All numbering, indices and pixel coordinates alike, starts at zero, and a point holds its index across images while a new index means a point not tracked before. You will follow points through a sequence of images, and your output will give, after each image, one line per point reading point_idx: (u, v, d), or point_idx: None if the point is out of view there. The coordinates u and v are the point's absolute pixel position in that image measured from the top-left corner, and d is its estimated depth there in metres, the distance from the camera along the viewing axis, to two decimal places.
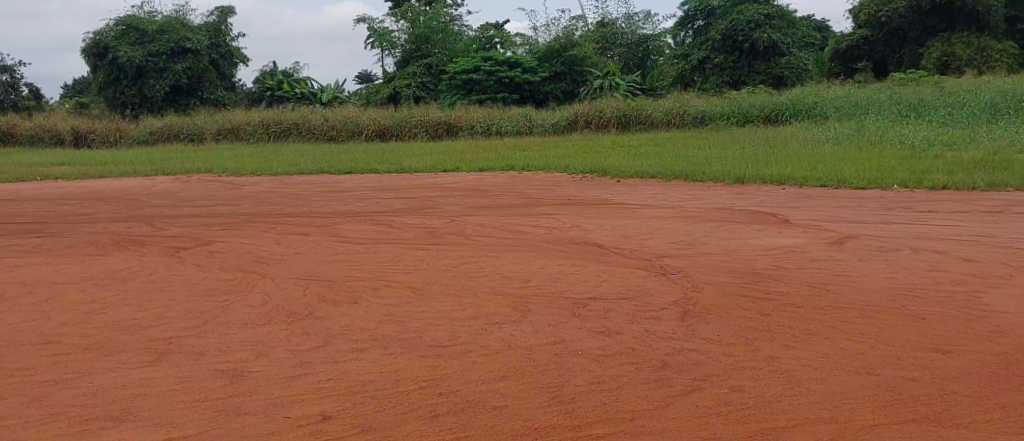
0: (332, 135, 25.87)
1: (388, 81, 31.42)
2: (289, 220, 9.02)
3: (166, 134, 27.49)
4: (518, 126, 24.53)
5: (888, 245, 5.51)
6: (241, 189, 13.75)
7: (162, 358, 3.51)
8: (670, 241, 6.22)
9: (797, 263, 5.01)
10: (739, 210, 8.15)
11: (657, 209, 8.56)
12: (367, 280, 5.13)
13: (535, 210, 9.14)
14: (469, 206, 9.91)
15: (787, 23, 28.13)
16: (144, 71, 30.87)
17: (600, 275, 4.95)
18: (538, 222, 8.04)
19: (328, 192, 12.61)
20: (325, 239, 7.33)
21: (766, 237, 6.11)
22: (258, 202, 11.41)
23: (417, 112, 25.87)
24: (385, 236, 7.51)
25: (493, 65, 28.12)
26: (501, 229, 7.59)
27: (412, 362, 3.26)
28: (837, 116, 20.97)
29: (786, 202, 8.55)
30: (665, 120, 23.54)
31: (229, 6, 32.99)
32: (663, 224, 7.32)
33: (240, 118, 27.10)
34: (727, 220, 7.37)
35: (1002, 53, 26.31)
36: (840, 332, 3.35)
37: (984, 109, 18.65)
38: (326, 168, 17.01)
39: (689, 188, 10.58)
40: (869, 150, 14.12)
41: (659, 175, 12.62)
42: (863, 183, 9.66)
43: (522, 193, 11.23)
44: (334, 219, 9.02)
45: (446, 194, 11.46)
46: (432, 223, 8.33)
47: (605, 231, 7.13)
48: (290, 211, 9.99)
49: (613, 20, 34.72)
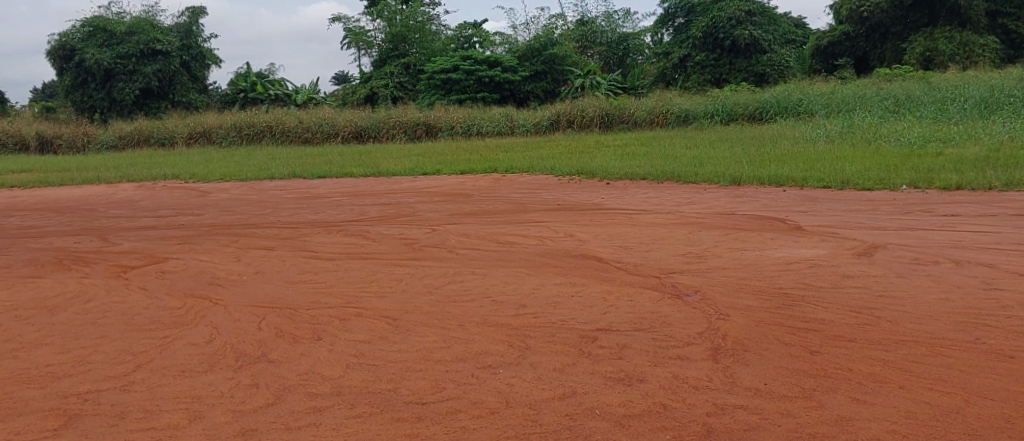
0: (307, 138, 25.06)
1: (364, 82, 30.66)
2: (254, 232, 8.27)
3: (136, 139, 26.50)
4: (499, 126, 23.91)
5: (925, 257, 4.90)
6: (207, 196, 12.94)
7: (71, 423, 2.81)
8: (677, 253, 5.58)
9: (830, 281, 4.38)
10: (744, 214, 7.54)
11: (655, 215, 7.94)
12: (337, 308, 4.42)
13: (523, 218, 8.49)
14: (451, 213, 9.21)
15: (768, 20, 27.79)
16: (113, 73, 29.83)
17: (606, 298, 4.28)
18: (528, 231, 7.37)
19: (300, 199, 11.85)
20: (292, 255, 6.61)
21: (784, 248, 5.49)
22: (222, 212, 10.63)
23: (396, 113, 25.16)
24: (358, 250, 6.79)
25: (472, 65, 27.44)
26: (487, 241, 6.91)
27: (385, 430, 2.59)
28: (824, 113, 20.56)
29: (793, 206, 7.95)
30: (648, 118, 23.07)
31: (200, 7, 32.08)
32: (665, 233, 6.70)
33: (212, 121, 26.23)
34: (735, 227, 6.75)
35: (985, 48, 26.08)
36: (915, 379, 2.74)
37: (975, 105, 18.28)
38: (299, 173, 16.24)
39: (686, 191, 9.96)
40: (865, 148, 13.63)
41: (650, 176, 12.02)
42: (870, 183, 9.11)
43: (507, 198, 10.56)
44: (304, 229, 8.30)
45: (426, 200, 10.76)
46: (411, 234, 7.63)
47: (602, 241, 6.49)
48: (257, 222, 9.23)
49: (592, 18, 34.27)
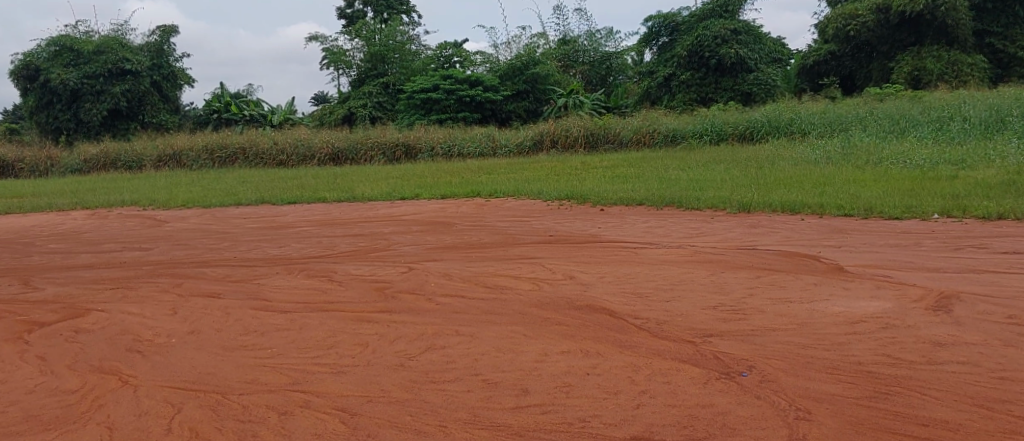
0: (281, 160, 23.93)
1: (342, 101, 29.65)
2: (202, 274, 7.18)
3: (102, 162, 25.27)
4: (481, 147, 22.98)
5: (1022, 315, 3.95)
6: (163, 227, 11.81)
7: None
8: (704, 304, 4.60)
9: (921, 351, 3.41)
10: (768, 250, 6.58)
11: (664, 250, 6.98)
12: (281, 397, 3.40)
13: (512, 252, 7.48)
14: (430, 247, 8.18)
15: (754, 38, 27.01)
16: (79, 94, 28.56)
17: (634, 379, 3.28)
18: (520, 271, 6.38)
19: (265, 229, 10.76)
20: (240, 306, 5.54)
21: (836, 300, 4.51)
22: (174, 245, 9.52)
23: (374, 132, 24.13)
24: (320, 298, 5.72)
25: (453, 84, 26.49)
26: (474, 284, 5.89)
27: None
28: (817, 134, 19.83)
29: (820, 239, 7.02)
30: (635, 139, 22.18)
31: (171, 25, 30.91)
32: (682, 275, 5.72)
33: (181, 142, 24.98)
34: (763, 267, 5.79)
35: (973, 67, 25.58)
36: None
37: (976, 125, 17.65)
38: (268, 198, 15.12)
39: (691, 220, 9.01)
40: (872, 170, 12.85)
41: (647, 202, 11.09)
42: (897, 211, 8.23)
43: (493, 227, 9.55)
44: (260, 269, 7.23)
45: (402, 230, 9.72)
46: (384, 275, 6.59)
47: (609, 286, 5.49)
48: (209, 259, 8.15)
49: (574, 37, 33.60)
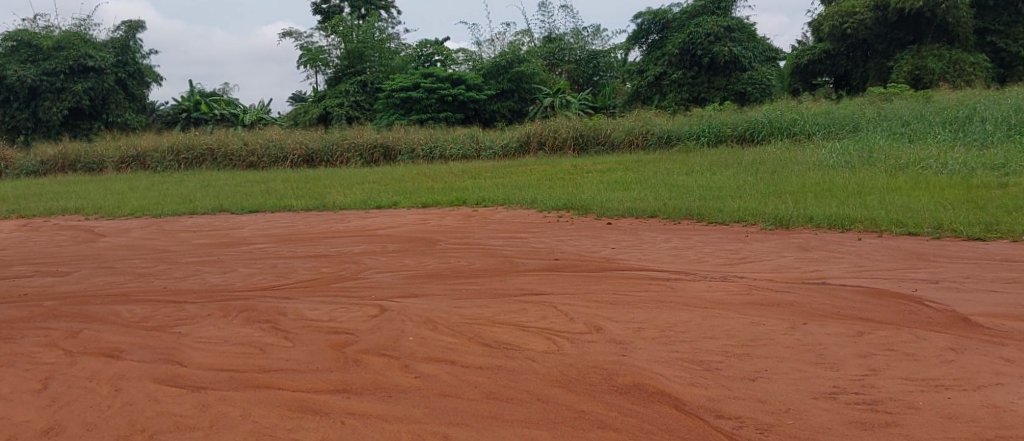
0: (252, 162, 22.17)
1: (317, 100, 27.97)
2: (112, 317, 5.54)
3: (60, 164, 23.41)
4: (464, 148, 21.40)
5: None
6: (97, 242, 10.10)
7: None
8: (812, 393, 3.11)
9: None
10: (848, 288, 5.06)
11: (709, 285, 5.45)
12: None
13: (513, 285, 5.92)
14: (408, 275, 6.60)
15: (748, 35, 25.54)
16: (38, 92, 26.51)
17: None
18: (526, 318, 4.82)
19: (214, 247, 9.09)
20: (139, 378, 3.95)
21: (1012, 385, 3.06)
22: (98, 269, 7.82)
23: (351, 133, 22.51)
24: (254, 362, 4.16)
25: (434, 82, 24.92)
26: (467, 340, 4.34)
27: None
28: (823, 136, 18.49)
29: (904, 269, 5.54)
30: (626, 140, 20.71)
31: (138, 20, 28.86)
32: (752, 328, 4.21)
33: (146, 143, 23.16)
34: (858, 317, 4.28)
35: (975, 66, 24.33)
36: None
37: (999, 127, 16.34)
38: (227, 206, 13.46)
39: (722, 239, 7.49)
40: (904, 176, 11.51)
41: (661, 213, 9.65)
42: (976, 230, 6.86)
43: (483, 247, 7.98)
44: (189, 311, 5.63)
45: (375, 250, 8.14)
46: (347, 320, 5.03)
47: (654, 345, 3.97)
48: (131, 292, 6.49)
49: (559, 35, 32.16)
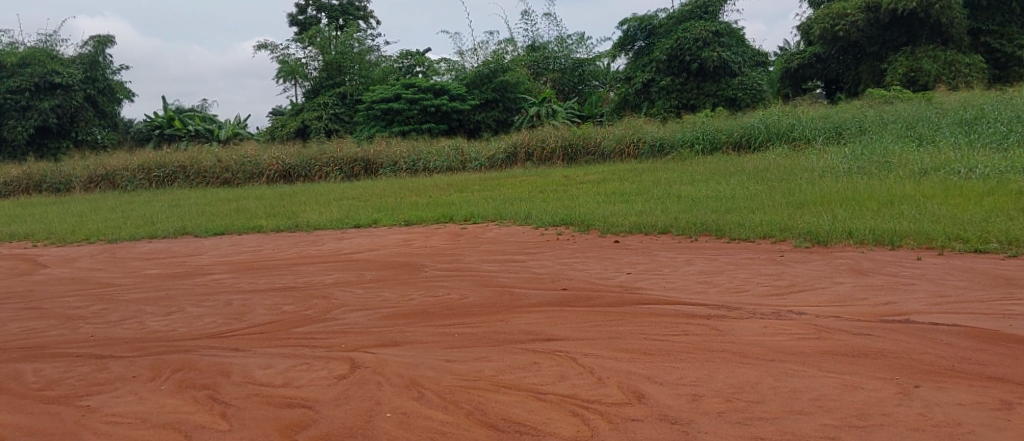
0: (226, 179, 20.96)
1: (294, 113, 26.75)
2: (9, 381, 4.36)
3: (24, 185, 22.06)
4: (448, 160, 20.31)
5: None
6: (37, 274, 8.86)
7: None
8: None
9: None
10: (945, 328, 4.00)
11: (765, 325, 4.34)
12: None
13: (517, 328, 4.80)
14: (388, 314, 5.46)
15: (738, 39, 24.58)
16: (3, 110, 25.11)
17: None
18: (540, 378, 3.71)
19: (165, 278, 7.89)
20: None
21: None
22: (22, 311, 6.61)
23: (330, 147, 21.34)
24: None
25: (416, 93, 23.78)
26: (465, 418, 3.23)
27: None
28: (825, 141, 17.53)
29: (1000, 301, 4.50)
30: (617, 150, 19.69)
31: (107, 35, 27.27)
32: (848, 394, 3.14)
33: (115, 161, 21.85)
34: (986, 377, 3.23)
35: (971, 67, 23.49)
36: None
37: (1013, 128, 15.43)
38: (191, 228, 12.23)
39: (755, 260, 6.42)
40: (931, 183, 10.55)
41: (672, 228, 8.59)
42: None
43: (476, 274, 6.85)
44: (111, 370, 4.45)
45: (350, 280, 6.99)
46: (309, 383, 3.90)
47: (725, 428, 2.88)
48: (47, 342, 5.29)
49: (543, 43, 31.09)
